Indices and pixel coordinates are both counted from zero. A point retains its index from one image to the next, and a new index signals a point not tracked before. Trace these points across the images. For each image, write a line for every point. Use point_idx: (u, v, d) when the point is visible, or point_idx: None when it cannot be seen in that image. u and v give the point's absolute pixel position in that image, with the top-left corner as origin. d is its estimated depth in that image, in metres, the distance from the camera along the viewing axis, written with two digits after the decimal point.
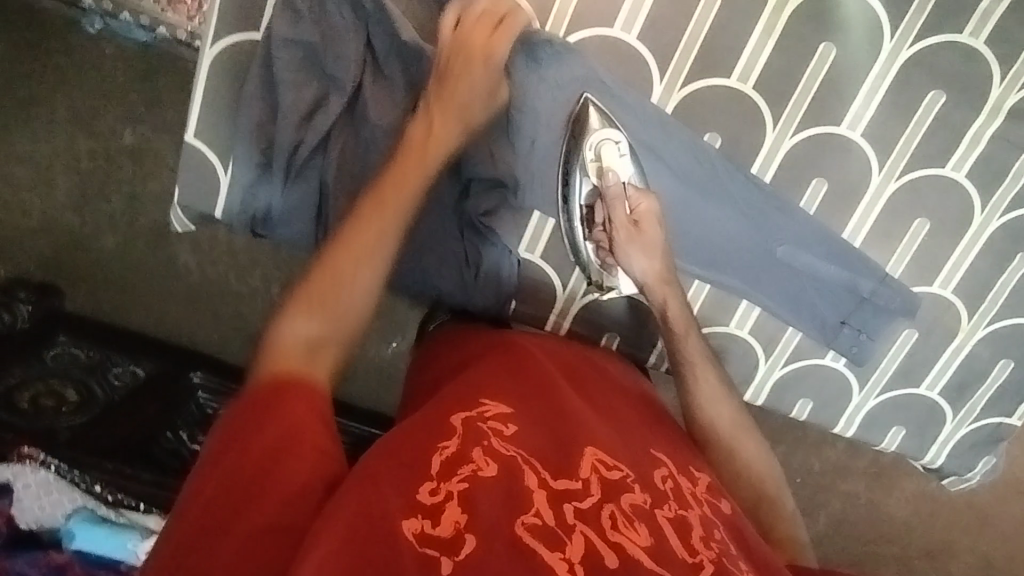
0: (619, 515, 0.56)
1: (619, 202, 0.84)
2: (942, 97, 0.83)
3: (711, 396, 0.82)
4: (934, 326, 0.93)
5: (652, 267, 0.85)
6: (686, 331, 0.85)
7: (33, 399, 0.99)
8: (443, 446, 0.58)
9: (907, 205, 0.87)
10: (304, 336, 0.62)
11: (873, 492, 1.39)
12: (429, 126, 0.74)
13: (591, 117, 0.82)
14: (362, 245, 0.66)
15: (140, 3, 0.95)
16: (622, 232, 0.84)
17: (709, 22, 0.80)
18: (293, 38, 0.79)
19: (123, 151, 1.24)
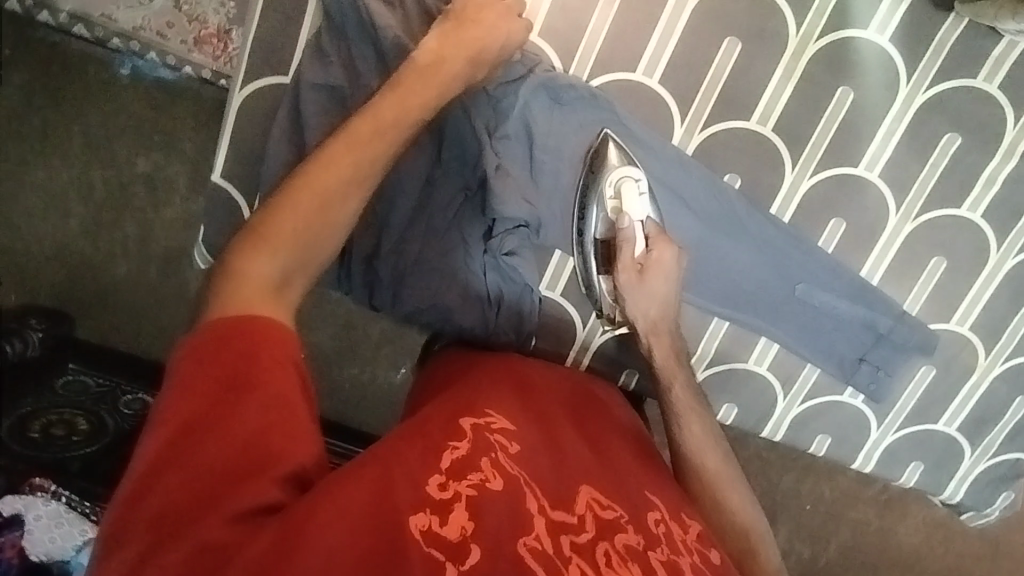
0: (613, 554, 0.56)
1: (629, 242, 0.84)
2: (956, 139, 0.84)
3: (699, 441, 0.79)
4: (952, 363, 0.93)
5: (653, 315, 0.84)
6: (672, 377, 0.83)
7: (45, 429, 1.04)
8: (453, 446, 0.60)
9: (924, 244, 0.88)
10: (272, 269, 0.58)
11: (884, 520, 1.38)
12: (423, 66, 0.70)
13: (608, 152, 0.83)
14: (325, 186, 0.61)
15: (167, 43, 0.98)
16: (623, 274, 0.83)
17: (729, 67, 0.82)
18: (321, 81, 0.80)
19: (137, 179, 1.24)
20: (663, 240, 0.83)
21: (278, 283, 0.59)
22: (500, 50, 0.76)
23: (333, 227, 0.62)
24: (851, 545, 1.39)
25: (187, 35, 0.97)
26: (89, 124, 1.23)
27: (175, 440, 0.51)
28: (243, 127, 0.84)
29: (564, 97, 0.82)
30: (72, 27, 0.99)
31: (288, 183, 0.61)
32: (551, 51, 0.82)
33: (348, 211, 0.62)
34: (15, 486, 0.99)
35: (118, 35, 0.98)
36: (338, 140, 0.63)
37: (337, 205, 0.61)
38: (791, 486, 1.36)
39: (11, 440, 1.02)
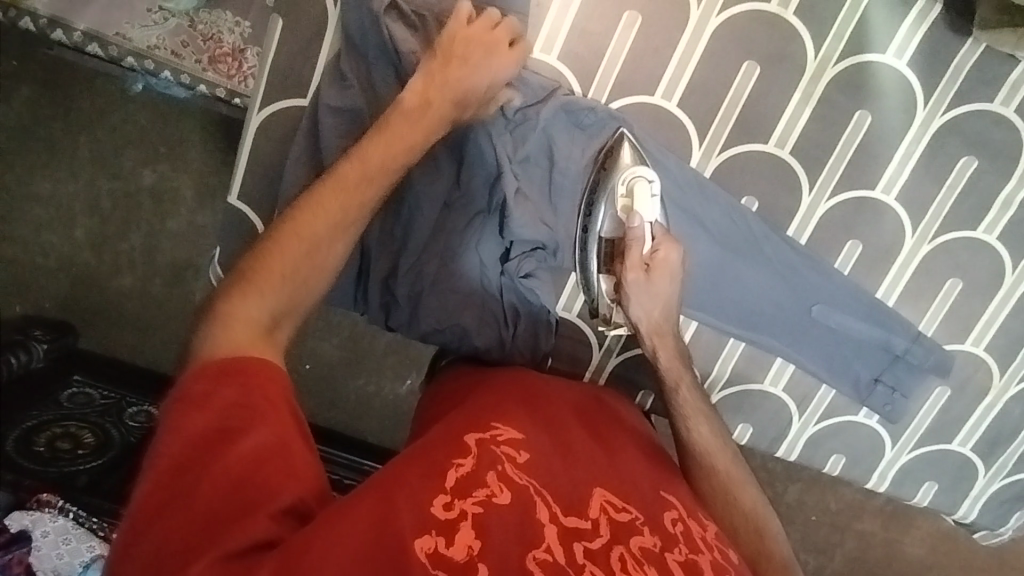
0: (629, 558, 0.55)
1: (637, 240, 0.78)
2: (973, 162, 0.84)
3: (709, 441, 0.77)
4: (968, 384, 0.93)
5: (652, 316, 0.79)
6: (678, 381, 0.80)
7: (50, 441, 1.01)
8: (458, 463, 0.58)
9: (940, 266, 0.89)
10: (262, 312, 0.59)
11: (889, 531, 1.38)
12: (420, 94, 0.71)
13: (622, 156, 0.82)
14: (310, 229, 0.62)
15: (181, 62, 0.97)
16: (630, 271, 0.77)
17: (748, 90, 0.82)
18: (339, 104, 0.79)
19: (143, 191, 1.23)
20: (670, 241, 0.78)
21: (269, 325, 0.59)
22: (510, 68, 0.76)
23: (317, 270, 0.62)
24: (857, 557, 1.39)
25: (201, 54, 0.97)
26: (96, 138, 1.22)
27: (172, 486, 0.51)
28: (260, 149, 0.85)
29: (581, 117, 0.82)
30: (87, 46, 0.98)
31: (279, 224, 0.63)
32: (570, 74, 0.82)
33: (335, 253, 0.63)
34: (22, 501, 0.99)
35: (132, 54, 0.97)
36: (325, 186, 0.63)
37: (323, 248, 0.62)
38: (797, 497, 1.35)
39: (17, 453, 0.99)
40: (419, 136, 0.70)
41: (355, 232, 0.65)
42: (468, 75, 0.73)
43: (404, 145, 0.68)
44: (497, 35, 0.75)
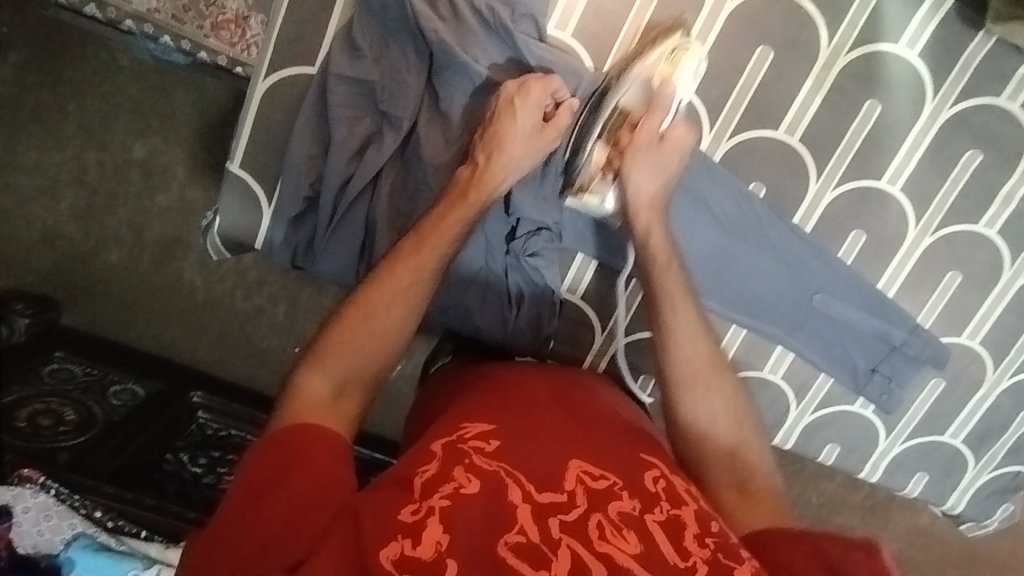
0: (607, 524, 0.59)
1: (659, 110, 0.76)
2: (978, 156, 0.85)
3: (687, 331, 0.78)
4: (962, 376, 0.95)
5: (651, 188, 0.77)
6: (666, 262, 0.79)
7: (32, 417, 0.96)
8: (423, 469, 0.60)
9: (940, 259, 0.90)
10: (326, 383, 0.64)
11: (868, 525, 1.39)
12: (476, 165, 0.73)
13: (675, 36, 0.78)
14: (376, 302, 0.67)
15: (183, 27, 0.95)
16: (643, 137, 0.76)
17: (761, 75, 0.82)
18: (351, 75, 0.78)
19: (133, 164, 1.18)
20: (688, 125, 0.77)
21: (332, 394, 0.64)
22: (563, 118, 0.76)
23: (382, 337, 0.67)
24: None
25: (203, 19, 0.94)
26: (84, 106, 1.16)
27: (219, 533, 0.56)
28: (265, 119, 0.82)
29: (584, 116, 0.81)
30: (83, 7, 0.95)
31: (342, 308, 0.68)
32: (584, 52, 0.81)
33: (394, 316, 0.68)
34: (3, 475, 0.95)
35: (131, 17, 0.94)
36: (397, 266, 0.69)
37: (379, 313, 0.67)
38: (781, 490, 1.36)
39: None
40: (475, 209, 0.72)
41: (416, 296, 0.69)
42: (511, 124, 0.73)
43: (452, 219, 0.71)
44: (534, 87, 0.74)
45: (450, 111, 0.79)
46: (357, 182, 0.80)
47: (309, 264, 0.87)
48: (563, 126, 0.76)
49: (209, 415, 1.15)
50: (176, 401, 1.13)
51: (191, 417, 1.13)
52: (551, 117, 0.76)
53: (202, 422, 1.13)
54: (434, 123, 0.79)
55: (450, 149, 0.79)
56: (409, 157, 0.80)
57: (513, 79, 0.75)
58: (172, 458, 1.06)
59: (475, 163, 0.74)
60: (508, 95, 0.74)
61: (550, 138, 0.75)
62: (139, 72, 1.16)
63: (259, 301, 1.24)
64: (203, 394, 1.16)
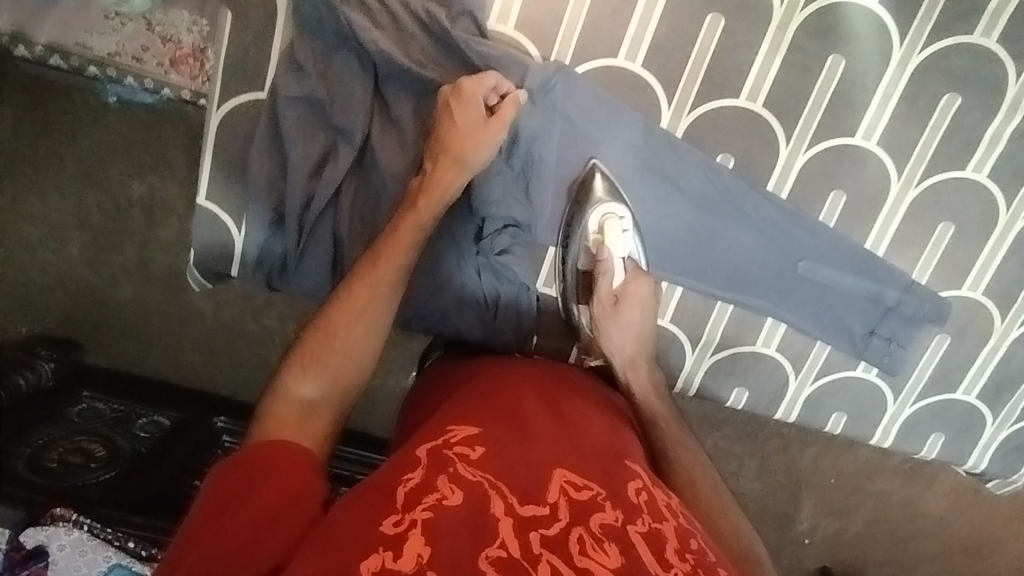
0: (588, 538, 0.56)
1: (608, 274, 0.82)
2: (957, 99, 0.81)
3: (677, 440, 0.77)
4: (967, 330, 0.91)
5: (628, 348, 0.81)
6: (648, 399, 0.80)
7: (61, 458, 1.02)
8: (407, 477, 0.59)
9: (929, 210, 0.86)
10: (297, 405, 0.65)
11: (908, 488, 1.31)
12: (432, 171, 0.74)
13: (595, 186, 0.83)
14: (343, 322, 0.69)
15: (144, 67, 0.97)
16: (600, 306, 0.82)
17: (714, 43, 0.79)
18: (299, 95, 0.78)
19: (134, 203, 1.20)
20: (641, 275, 0.82)
21: (304, 412, 0.65)
22: (505, 113, 0.75)
23: (347, 354, 0.68)
24: (880, 520, 1.34)
25: (163, 56, 0.96)
26: (78, 152, 1.19)
27: (194, 536, 0.56)
28: (224, 148, 0.82)
29: (546, 106, 0.80)
30: (50, 58, 0.98)
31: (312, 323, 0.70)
32: (529, 43, 0.80)
33: (354, 332, 0.69)
34: (37, 517, 0.95)
35: (95, 63, 0.97)
36: (356, 285, 0.70)
37: (341, 334, 0.68)
38: (812, 462, 1.30)
39: (30, 471, 0.99)
40: (428, 217, 0.73)
41: (376, 309, 0.70)
42: (456, 127, 0.74)
43: (409, 227, 0.72)
44: (469, 86, 0.74)
45: (403, 119, 0.79)
46: (318, 199, 0.81)
47: (285, 284, 0.87)
48: (508, 118, 0.75)
49: (233, 439, 1.17)
50: (201, 427, 1.16)
51: (215, 442, 1.16)
52: (495, 108, 0.76)
53: (226, 446, 1.16)
54: (387, 132, 0.80)
55: (404, 157, 0.79)
56: (366, 169, 0.81)
57: (444, 87, 0.76)
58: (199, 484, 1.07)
59: (431, 169, 0.74)
60: (448, 96, 0.75)
61: (499, 134, 0.75)
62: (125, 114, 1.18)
63: (268, 323, 1.24)
64: (227, 418, 1.19)
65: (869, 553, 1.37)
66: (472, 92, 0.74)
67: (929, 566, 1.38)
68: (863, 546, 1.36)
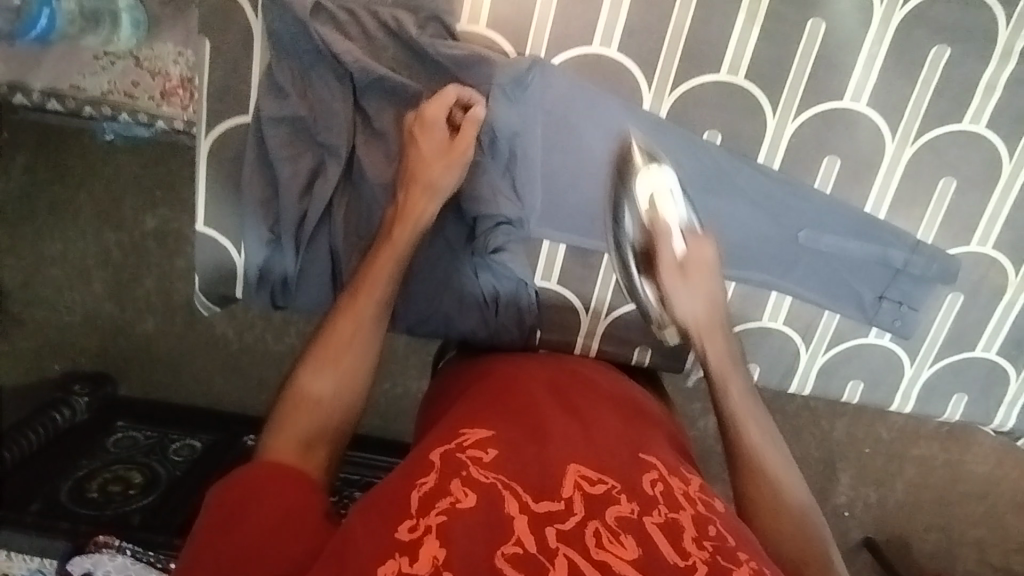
0: (605, 530, 0.55)
1: (664, 236, 0.80)
2: (946, 50, 0.79)
3: (757, 432, 0.68)
4: (980, 285, 0.88)
5: (699, 314, 0.76)
6: (728, 369, 0.73)
7: (103, 487, 1.05)
8: (420, 482, 0.58)
9: (928, 167, 0.84)
10: (299, 428, 0.64)
11: (949, 452, 1.28)
12: (406, 202, 0.74)
13: (636, 160, 0.82)
14: (339, 342, 0.68)
15: (137, 102, 0.99)
16: (665, 272, 0.78)
17: (688, 20, 0.79)
18: (281, 115, 0.79)
19: (148, 236, 1.23)
20: (701, 240, 0.79)
21: (307, 435, 0.64)
22: (464, 140, 0.75)
23: (341, 386, 0.67)
24: (924, 487, 1.30)
25: (153, 90, 0.99)
26: (92, 192, 1.23)
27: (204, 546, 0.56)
28: (217, 174, 0.84)
29: (523, 97, 0.79)
30: (47, 103, 1.00)
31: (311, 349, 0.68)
32: (502, 40, 0.80)
33: (349, 356, 0.68)
34: (81, 545, 0.96)
35: (89, 103, 0.99)
36: (339, 319, 0.69)
37: (336, 359, 0.67)
38: (846, 433, 1.27)
39: (73, 503, 1.02)
40: (404, 248, 0.72)
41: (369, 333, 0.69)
42: (421, 153, 0.75)
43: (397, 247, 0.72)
44: (434, 112, 0.75)
45: (385, 129, 0.80)
46: (311, 216, 0.82)
47: (289, 301, 0.89)
48: (471, 137, 0.75)
49: None
50: (232, 448, 1.17)
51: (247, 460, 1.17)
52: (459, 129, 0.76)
53: None
54: (371, 143, 0.80)
55: (390, 165, 0.80)
56: (355, 181, 0.82)
57: (411, 113, 0.77)
58: None
59: (405, 199, 0.74)
60: (411, 123, 0.76)
61: (464, 153, 0.75)
62: (133, 150, 1.21)
63: (288, 340, 1.27)
64: (255, 435, 1.20)
65: (918, 524, 1.32)
66: (433, 121, 0.75)
67: (981, 533, 1.32)
68: (911, 515, 1.31)
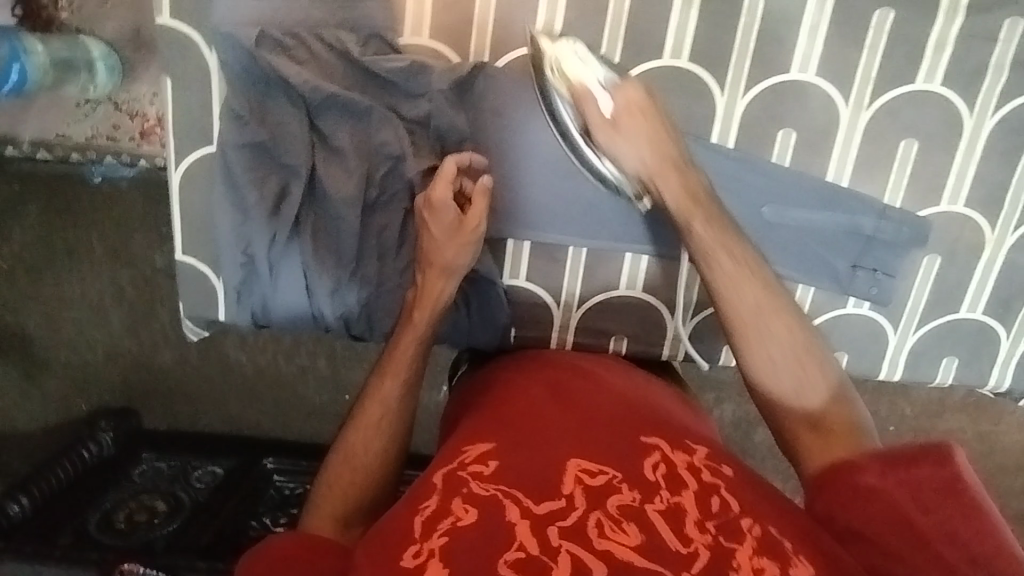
0: (606, 521, 0.57)
1: (590, 100, 0.74)
2: (890, 12, 0.79)
3: (730, 285, 0.72)
4: (956, 245, 0.87)
5: (647, 165, 0.75)
6: (691, 219, 0.74)
7: (128, 517, 1.03)
8: (423, 506, 0.60)
9: (886, 130, 0.83)
10: (343, 501, 0.72)
11: (979, 422, 1.21)
12: (423, 283, 0.78)
13: (540, 43, 0.77)
14: (378, 414, 0.76)
15: (119, 144, 1.08)
16: (598, 133, 0.75)
17: (626, 9, 0.80)
18: (242, 142, 0.82)
19: (160, 273, 1.13)
20: (626, 87, 0.74)
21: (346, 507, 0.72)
22: (474, 215, 0.77)
23: (381, 454, 0.75)
24: None
25: (133, 132, 1.08)
26: None
27: None
28: (191, 203, 0.88)
29: (470, 102, 0.82)
30: (36, 153, 1.10)
31: (349, 427, 0.76)
32: (447, 48, 0.82)
33: (387, 433, 0.76)
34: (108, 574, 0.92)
35: (76, 149, 1.09)
36: (368, 403, 0.76)
37: (377, 435, 0.75)
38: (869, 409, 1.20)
39: (101, 533, 1.01)
40: (424, 326, 0.78)
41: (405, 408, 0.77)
42: (433, 234, 0.77)
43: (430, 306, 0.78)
44: (438, 190, 0.75)
45: (342, 146, 0.83)
46: (280, 237, 0.84)
47: (269, 321, 0.91)
48: (482, 210, 0.77)
49: (285, 477, 1.13)
50: (253, 472, 1.12)
51: (268, 483, 1.12)
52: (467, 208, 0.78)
53: (280, 485, 1.12)
54: (331, 160, 0.83)
55: (351, 180, 0.83)
56: (320, 200, 0.84)
57: (420, 196, 0.77)
58: (256, 524, 1.05)
59: (422, 280, 0.78)
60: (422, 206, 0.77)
61: (477, 229, 0.77)
62: None
63: None
64: (275, 458, 1.14)
65: None
66: (438, 203, 0.76)
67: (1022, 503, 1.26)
68: None
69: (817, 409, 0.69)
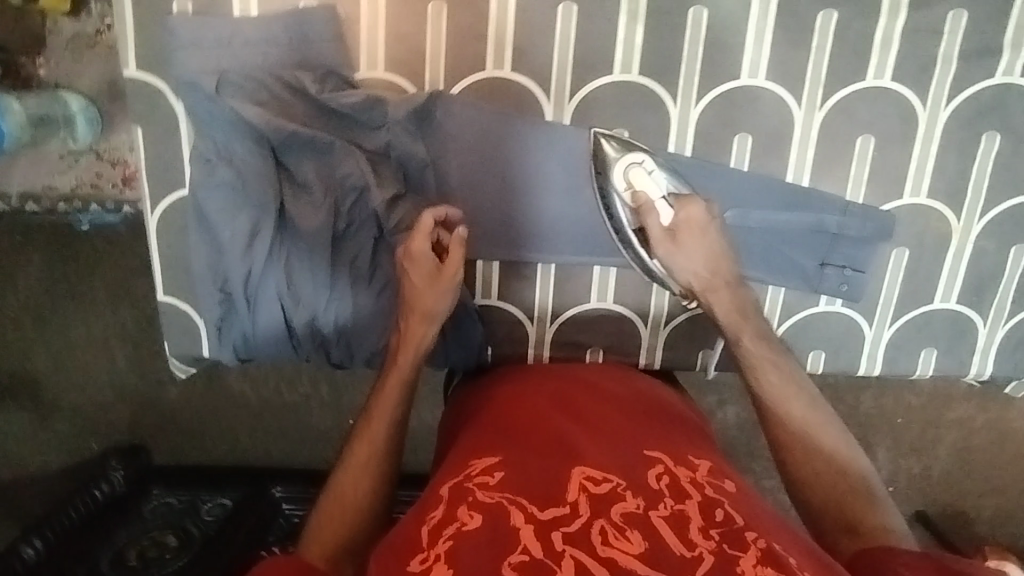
0: (610, 528, 0.56)
1: (651, 211, 0.79)
2: (833, 14, 0.80)
3: (781, 390, 0.72)
4: (924, 235, 0.87)
5: (698, 275, 0.78)
6: (739, 325, 0.76)
7: (140, 554, 1.06)
8: (429, 516, 0.60)
9: (842, 128, 0.84)
10: (337, 534, 0.69)
11: (989, 410, 1.17)
12: (404, 328, 0.78)
13: (608, 152, 0.84)
14: (368, 448, 0.73)
15: (103, 192, 1.10)
16: (655, 244, 0.78)
17: (573, 28, 0.82)
18: (212, 184, 0.85)
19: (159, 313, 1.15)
20: (689, 199, 0.78)
21: (342, 540, 0.69)
22: (453, 265, 0.78)
23: (371, 490, 0.72)
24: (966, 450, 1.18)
25: (115, 180, 1.10)
26: None
27: None
28: (168, 246, 0.91)
29: (430, 129, 0.85)
30: (24, 207, 1.11)
31: (338, 467, 0.73)
32: (402, 79, 0.85)
33: (379, 467, 0.73)
34: None
35: (62, 200, 1.11)
36: (356, 445, 0.74)
37: (365, 478, 0.72)
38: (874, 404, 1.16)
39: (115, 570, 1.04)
40: (409, 368, 0.77)
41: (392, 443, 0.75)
42: (416, 282, 0.78)
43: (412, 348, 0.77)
44: (417, 244, 0.78)
45: (309, 181, 0.85)
46: (255, 271, 0.86)
47: (251, 355, 0.93)
48: (459, 261, 0.79)
49: (292, 504, 1.15)
50: (261, 502, 1.12)
51: (276, 511, 1.13)
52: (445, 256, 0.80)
53: (287, 513, 1.14)
54: (299, 195, 0.86)
55: (320, 213, 0.85)
56: (290, 234, 0.86)
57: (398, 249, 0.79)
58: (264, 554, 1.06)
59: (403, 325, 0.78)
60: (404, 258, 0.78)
61: (453, 276, 0.79)
62: None
63: None
64: (283, 486, 1.15)
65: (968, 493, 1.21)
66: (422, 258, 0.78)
67: None
68: (959, 484, 1.20)
69: (858, 513, 0.65)
